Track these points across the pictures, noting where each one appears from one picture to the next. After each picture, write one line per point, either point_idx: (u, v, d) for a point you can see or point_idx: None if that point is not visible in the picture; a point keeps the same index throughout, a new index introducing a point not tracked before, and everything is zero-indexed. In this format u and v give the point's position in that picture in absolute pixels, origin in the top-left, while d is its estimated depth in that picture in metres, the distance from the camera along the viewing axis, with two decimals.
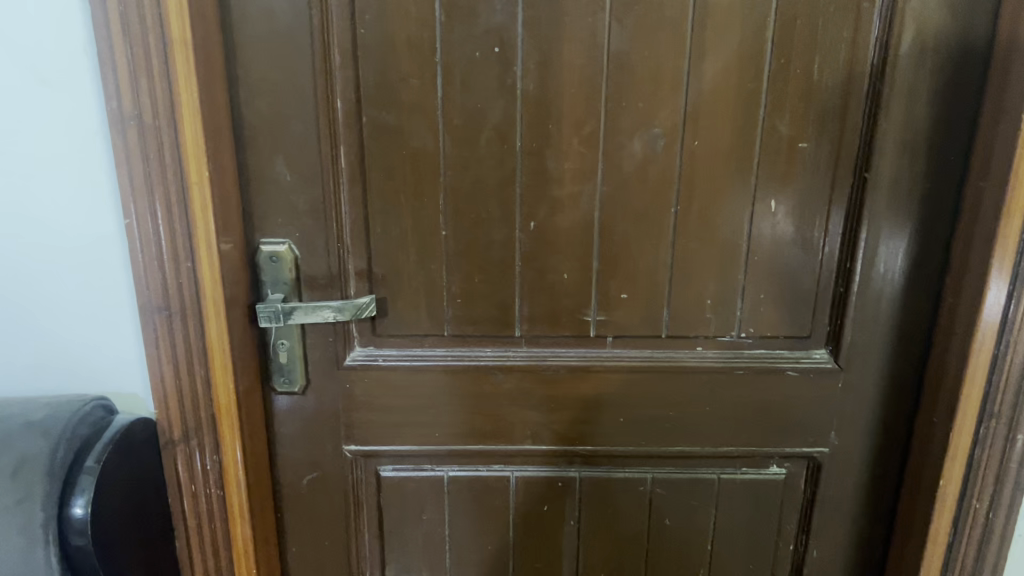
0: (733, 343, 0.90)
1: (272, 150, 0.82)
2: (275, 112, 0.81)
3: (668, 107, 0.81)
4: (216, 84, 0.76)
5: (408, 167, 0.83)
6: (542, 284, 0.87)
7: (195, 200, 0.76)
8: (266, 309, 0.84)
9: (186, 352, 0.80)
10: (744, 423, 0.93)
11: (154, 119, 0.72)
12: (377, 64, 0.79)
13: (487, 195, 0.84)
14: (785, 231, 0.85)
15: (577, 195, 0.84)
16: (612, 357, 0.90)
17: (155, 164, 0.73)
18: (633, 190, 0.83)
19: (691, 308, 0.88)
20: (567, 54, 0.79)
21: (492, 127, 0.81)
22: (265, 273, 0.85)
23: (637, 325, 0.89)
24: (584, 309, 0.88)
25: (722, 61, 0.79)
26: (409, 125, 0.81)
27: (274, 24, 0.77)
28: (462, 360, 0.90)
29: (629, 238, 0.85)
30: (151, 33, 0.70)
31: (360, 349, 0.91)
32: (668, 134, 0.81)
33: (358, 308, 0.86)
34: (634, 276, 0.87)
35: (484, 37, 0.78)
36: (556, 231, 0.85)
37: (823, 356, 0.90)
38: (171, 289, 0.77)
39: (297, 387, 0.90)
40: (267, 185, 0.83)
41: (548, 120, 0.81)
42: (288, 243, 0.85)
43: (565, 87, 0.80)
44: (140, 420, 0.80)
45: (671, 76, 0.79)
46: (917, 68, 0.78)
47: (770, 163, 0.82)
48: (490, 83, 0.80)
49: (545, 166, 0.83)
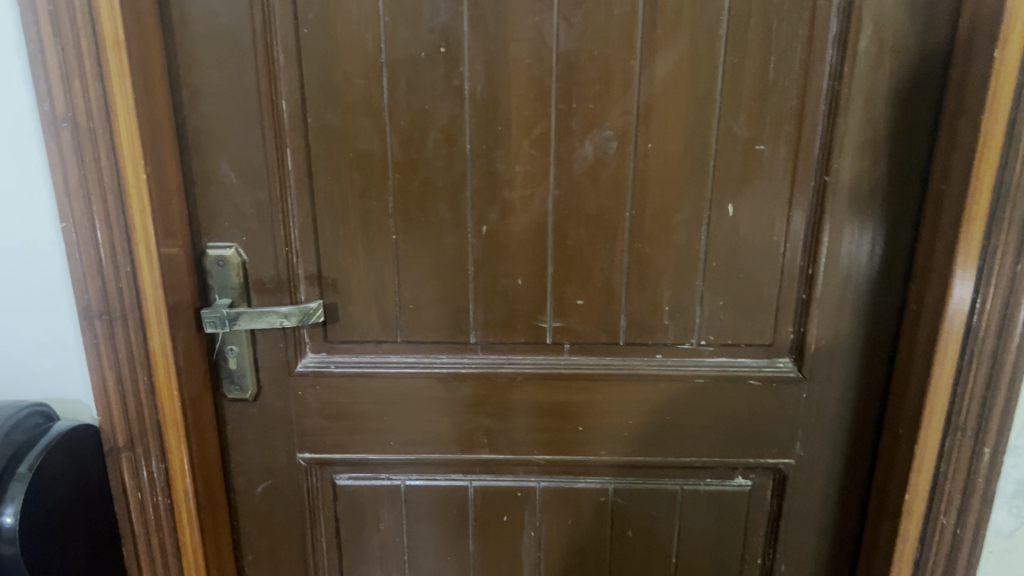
0: (692, 350, 0.87)
1: (216, 151, 0.80)
2: (219, 113, 0.79)
3: (620, 109, 0.78)
4: (155, 84, 0.75)
5: (355, 169, 0.81)
6: (496, 289, 0.85)
7: (134, 203, 0.74)
8: (211, 313, 0.82)
9: (128, 357, 0.79)
10: (707, 433, 0.90)
11: (89, 121, 0.71)
12: (320, 66, 0.78)
13: (435, 198, 0.82)
14: (745, 235, 0.82)
15: (528, 199, 0.82)
16: (568, 365, 0.88)
17: (91, 167, 0.72)
18: (587, 193, 0.81)
19: (649, 315, 0.85)
20: (514, 53, 0.76)
21: (440, 130, 0.79)
22: (212, 277, 0.84)
23: (593, 333, 0.87)
24: (540, 315, 0.86)
25: (674, 60, 0.76)
26: (356, 127, 0.80)
27: (217, 25, 0.76)
28: (416, 368, 0.88)
29: (582, 243, 0.83)
30: (83, 33, 0.69)
31: (313, 356, 0.89)
32: (621, 136, 0.79)
33: (305, 313, 0.84)
34: (590, 281, 0.84)
35: (428, 36, 0.76)
36: (508, 235, 0.83)
37: (786, 364, 0.87)
38: (111, 294, 0.76)
39: (248, 395, 0.89)
40: (212, 187, 0.82)
41: (497, 121, 0.79)
42: (234, 246, 0.84)
43: (514, 88, 0.78)
44: (77, 428, 0.79)
45: (623, 76, 0.77)
46: (876, 67, 0.76)
47: (725, 166, 0.80)
48: (436, 83, 0.78)
49: (495, 169, 0.81)
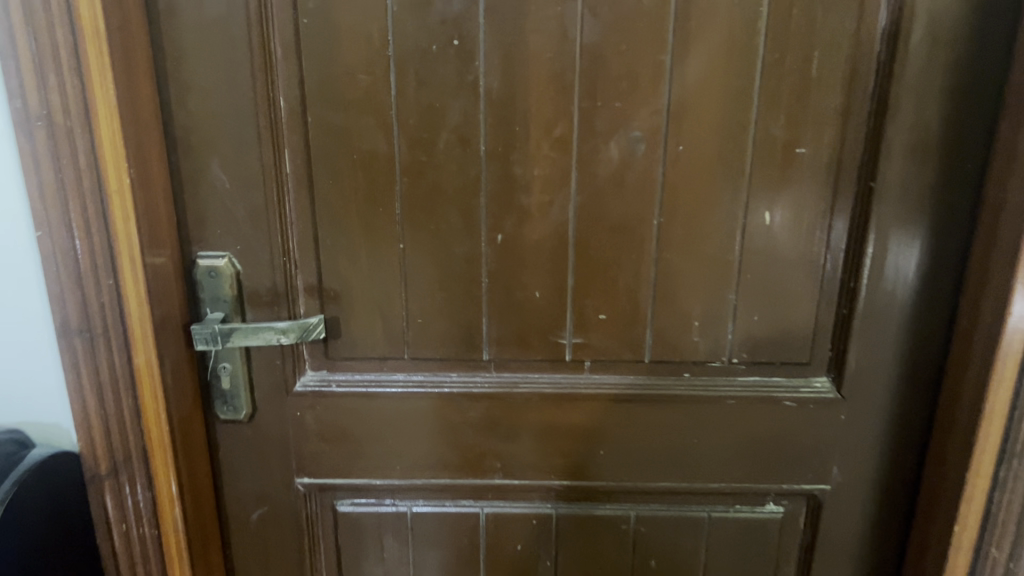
0: (723, 369, 0.81)
1: (207, 153, 0.74)
2: (210, 111, 0.72)
3: (648, 107, 0.71)
4: (139, 79, 0.68)
5: (358, 173, 0.75)
6: (511, 303, 0.79)
7: (116, 210, 0.68)
8: (202, 330, 0.75)
9: (111, 378, 0.72)
10: (737, 458, 0.84)
11: (66, 120, 0.64)
12: (321, 60, 0.71)
13: (446, 204, 0.75)
14: (783, 245, 0.76)
15: (547, 205, 0.75)
16: (589, 385, 0.81)
17: (68, 170, 0.65)
18: (611, 199, 0.74)
19: (676, 331, 0.79)
20: (534, 47, 0.70)
21: (452, 130, 0.73)
22: (203, 289, 0.78)
23: (616, 350, 0.80)
24: (559, 331, 0.80)
25: (709, 54, 0.70)
26: (360, 126, 0.73)
27: (208, 14, 0.69)
28: (424, 387, 0.82)
29: (606, 253, 0.76)
30: (58, 22, 0.62)
31: (313, 374, 0.82)
32: (649, 138, 0.72)
33: (305, 329, 0.78)
34: (613, 294, 0.78)
35: (440, 28, 0.69)
36: (524, 245, 0.77)
37: (823, 384, 0.81)
38: (92, 309, 0.70)
39: (242, 415, 0.82)
40: (203, 192, 0.75)
41: (514, 121, 0.72)
42: (227, 256, 0.77)
43: (533, 85, 0.71)
44: (54, 456, 0.72)
45: (652, 73, 0.70)
46: (930, 63, 0.69)
47: (762, 171, 0.73)
48: (448, 79, 0.71)
49: (511, 173, 0.74)
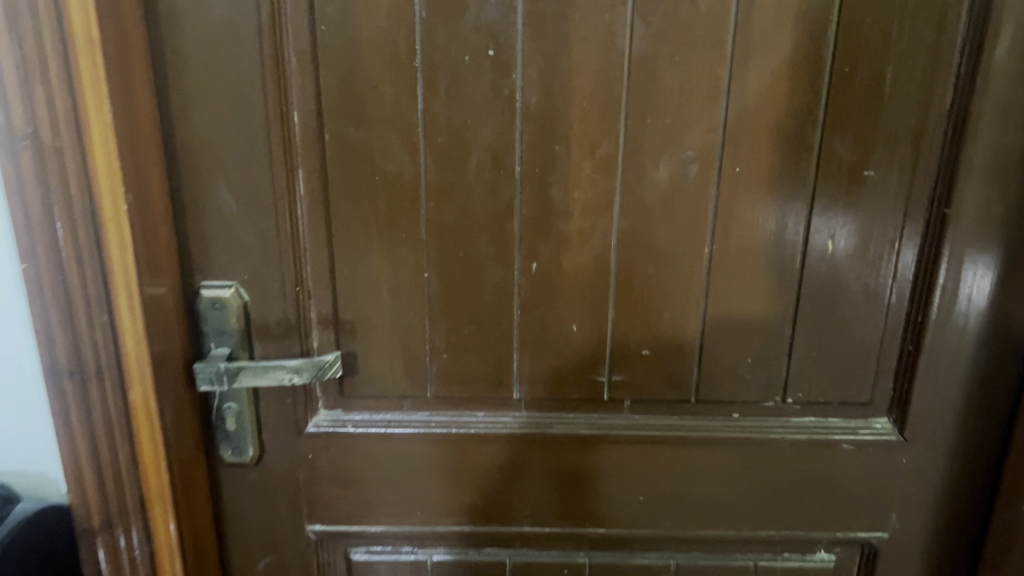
0: (776, 409, 0.74)
1: (212, 173, 0.66)
2: (217, 127, 0.65)
3: (703, 126, 0.65)
4: (137, 93, 0.61)
5: (380, 195, 0.67)
6: (545, 338, 0.72)
7: (111, 238, 0.61)
8: (205, 369, 0.69)
9: (104, 419, 0.65)
10: (788, 504, 0.77)
11: (55, 139, 0.57)
12: (340, 71, 0.64)
13: (477, 230, 0.68)
14: (845, 276, 0.69)
15: (588, 231, 0.68)
16: (629, 426, 0.75)
17: (57, 195, 0.58)
18: (658, 225, 0.68)
19: (726, 368, 0.72)
20: (578, 58, 0.63)
21: (485, 149, 0.66)
22: (207, 322, 0.70)
23: (659, 388, 0.73)
24: (598, 368, 0.73)
25: (771, 68, 0.63)
26: (383, 145, 0.66)
27: (214, 20, 0.62)
28: (449, 428, 0.75)
29: (651, 284, 0.70)
30: (45, 28, 0.55)
31: (326, 414, 0.75)
32: (702, 159, 0.66)
33: (319, 367, 0.70)
34: (658, 329, 0.71)
35: (474, 37, 0.62)
36: (562, 274, 0.70)
37: (884, 426, 0.74)
38: (84, 347, 0.63)
39: (249, 459, 0.75)
40: (208, 216, 0.68)
41: (554, 140, 0.65)
42: (234, 286, 0.70)
43: (576, 101, 0.64)
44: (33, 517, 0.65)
45: (707, 87, 0.63)
46: (1015, 79, 0.62)
47: (826, 196, 0.66)
48: (482, 94, 0.64)
49: (549, 196, 0.67)
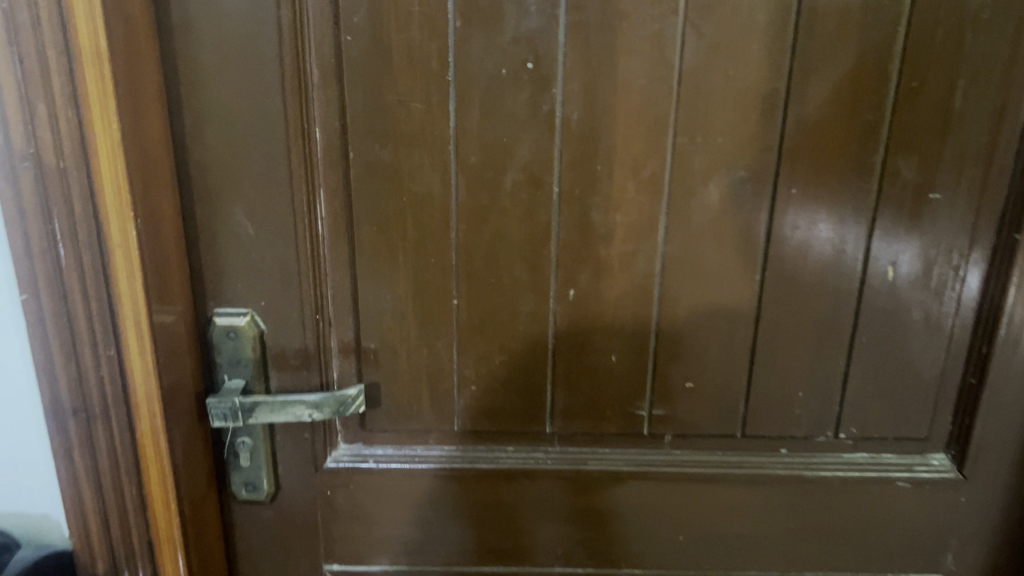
0: (827, 444, 0.69)
1: (227, 193, 0.62)
2: (232, 145, 0.60)
3: (757, 144, 0.60)
4: (148, 109, 0.56)
5: (408, 217, 0.63)
6: (582, 369, 0.67)
7: (119, 267, 0.56)
8: (219, 405, 0.64)
9: (111, 461, 0.60)
10: (837, 543, 0.72)
11: (58, 161, 0.52)
12: (367, 85, 0.59)
13: (511, 254, 0.64)
14: (905, 304, 0.64)
15: (630, 256, 0.64)
16: (670, 462, 0.70)
17: (62, 221, 0.54)
18: (706, 250, 0.63)
19: (775, 401, 0.68)
20: (624, 71, 0.58)
21: (521, 168, 0.61)
22: (220, 353, 0.66)
23: (703, 422, 0.69)
24: (638, 402, 0.68)
25: (832, 83, 0.58)
26: (411, 164, 0.61)
27: (231, 30, 0.57)
28: (478, 464, 0.70)
29: (696, 312, 0.65)
30: (49, 40, 0.50)
31: (346, 448, 0.71)
32: (755, 179, 0.61)
33: (341, 403, 0.66)
34: (704, 359, 0.66)
35: (512, 48, 0.58)
36: (601, 301, 0.65)
37: (943, 462, 0.69)
38: (90, 384, 0.58)
39: (263, 497, 0.70)
40: (222, 239, 0.63)
41: (596, 159, 0.61)
42: (250, 313, 0.65)
43: (620, 117, 0.60)
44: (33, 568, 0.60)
45: (762, 103, 0.59)
46: None
47: (887, 220, 0.62)
48: (519, 109, 0.59)
49: (590, 219, 0.62)
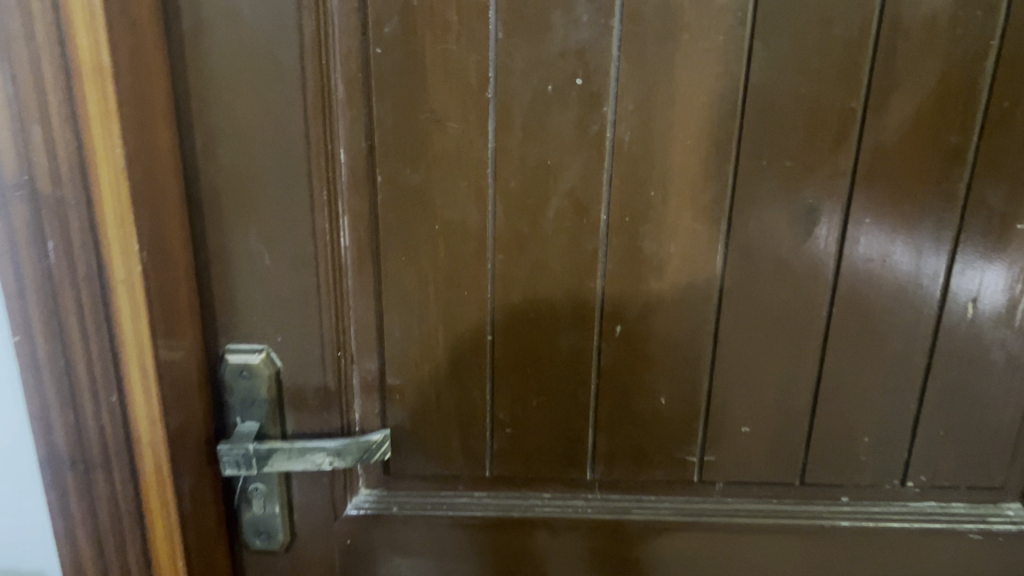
0: (893, 493, 0.63)
1: (240, 220, 0.56)
2: (248, 167, 0.54)
3: (828, 169, 0.54)
4: (157, 128, 0.50)
5: (440, 246, 0.57)
6: (627, 411, 0.61)
7: (123, 306, 0.50)
8: (230, 452, 0.58)
9: (112, 514, 0.55)
10: None
11: (55, 187, 0.47)
12: (399, 102, 0.54)
13: (552, 287, 0.58)
14: (985, 343, 0.59)
15: (684, 290, 0.58)
16: (720, 511, 0.64)
17: (59, 255, 0.48)
18: (768, 285, 0.57)
19: (838, 447, 0.62)
20: (684, 88, 0.53)
21: (566, 194, 0.55)
22: (233, 393, 0.60)
23: (757, 469, 0.63)
24: (687, 447, 0.62)
25: (914, 102, 0.52)
26: (445, 188, 0.56)
27: (247, 40, 0.51)
28: (511, 512, 0.64)
29: (755, 351, 0.59)
30: (44, 54, 0.44)
31: (367, 493, 0.65)
32: (824, 207, 0.55)
33: (365, 449, 0.60)
34: (761, 402, 0.61)
35: (559, 62, 0.52)
36: (650, 339, 0.59)
37: (1019, 513, 0.64)
38: (89, 432, 0.52)
39: (277, 546, 0.64)
40: (235, 270, 0.57)
41: (649, 184, 0.55)
42: (265, 350, 0.59)
43: (677, 138, 0.54)
44: None
45: (836, 124, 0.53)
46: None
47: (968, 252, 0.56)
48: (566, 129, 0.54)
49: (640, 249, 0.57)
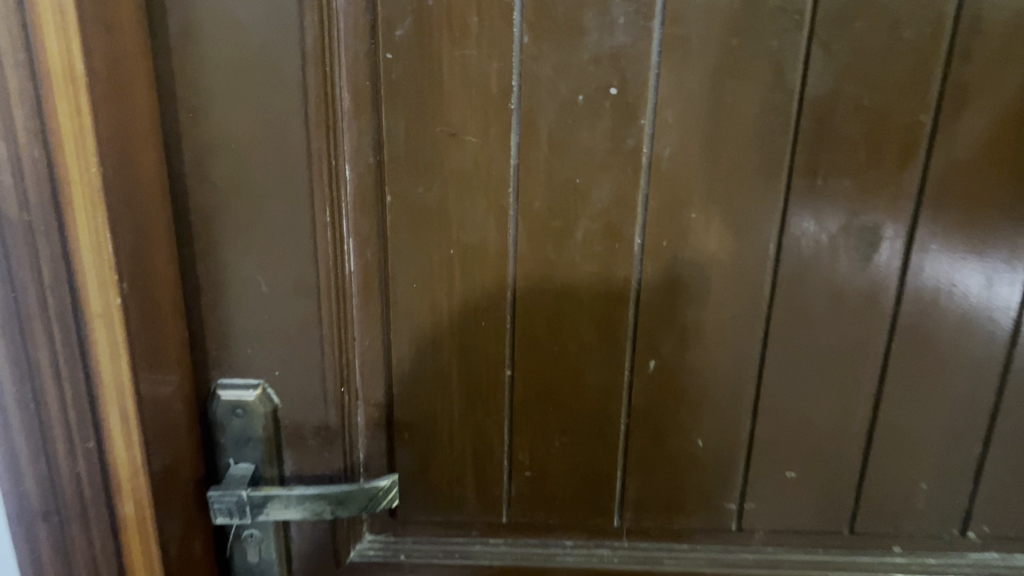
0: (952, 544, 0.58)
1: (233, 243, 0.50)
2: (242, 185, 0.48)
3: (890, 191, 0.48)
4: (140, 141, 0.45)
5: (455, 273, 0.52)
6: (659, 454, 0.56)
7: (100, 341, 0.45)
8: (221, 499, 0.52)
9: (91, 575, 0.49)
10: None
11: (22, 212, 0.41)
12: (412, 113, 0.48)
13: (580, 318, 0.52)
14: None
15: (726, 322, 0.52)
16: (762, 562, 0.58)
17: (27, 285, 0.42)
18: (820, 318, 0.52)
19: (892, 494, 0.56)
20: (731, 99, 0.47)
21: (597, 215, 0.50)
22: (225, 432, 0.54)
23: (802, 516, 0.57)
24: (725, 494, 0.57)
25: (990, 116, 0.47)
26: (462, 209, 0.50)
27: (242, 44, 0.45)
28: (530, 561, 0.59)
29: (804, 389, 0.53)
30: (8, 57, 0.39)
31: (372, 539, 0.59)
32: (885, 232, 0.49)
33: (370, 497, 0.54)
34: (808, 444, 0.55)
35: (592, 70, 0.47)
36: (688, 375, 0.54)
37: None
38: (64, 483, 0.46)
39: None
40: (228, 299, 0.51)
41: (689, 205, 0.49)
42: (262, 386, 0.54)
43: (723, 155, 0.48)
44: None
45: (901, 140, 0.47)
46: None
47: None
48: (598, 144, 0.48)
49: (678, 277, 0.51)
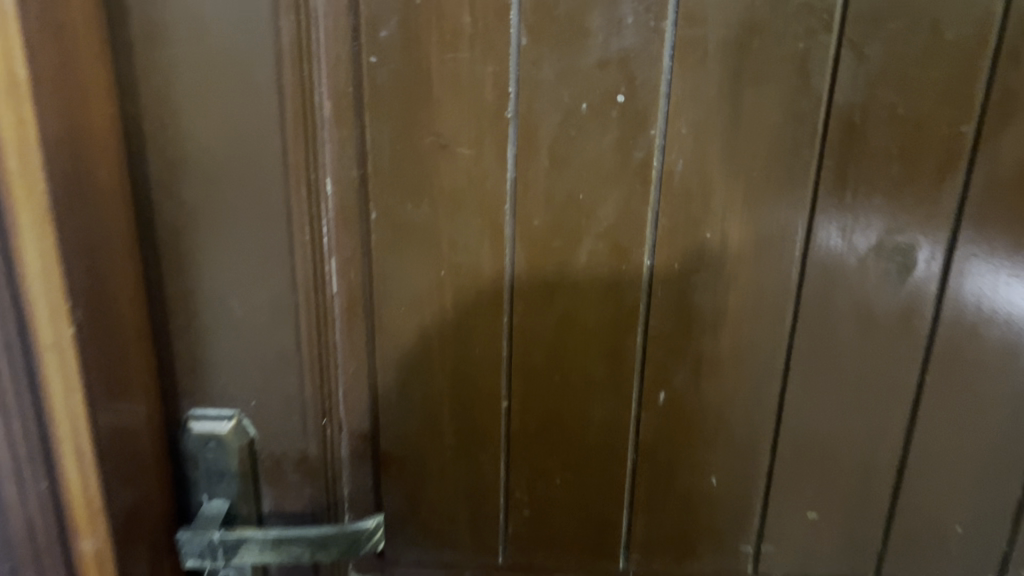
0: None
1: (204, 264, 0.45)
2: (213, 200, 0.43)
3: (925, 209, 0.44)
4: (97, 151, 0.40)
5: (447, 296, 0.47)
6: (669, 492, 0.51)
7: (53, 373, 0.39)
8: (191, 540, 0.47)
9: None
10: None
11: None
12: (398, 122, 0.44)
13: (583, 345, 0.48)
14: None
15: (742, 351, 0.48)
16: None
17: None
18: (846, 346, 0.47)
19: (923, 538, 0.51)
20: (750, 108, 0.42)
21: (602, 234, 0.45)
22: (196, 467, 0.49)
23: (824, 559, 0.53)
24: (740, 535, 0.52)
25: None
26: (454, 226, 0.46)
27: (211, 44, 0.41)
28: None
29: (827, 424, 0.49)
30: None
31: None
32: (918, 254, 0.45)
33: (352, 538, 0.50)
34: (832, 482, 0.50)
35: (597, 76, 0.42)
36: (701, 407, 0.49)
37: None
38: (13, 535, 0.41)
39: None
40: (199, 325, 0.46)
41: (704, 224, 0.45)
42: (236, 416, 0.48)
43: (741, 170, 0.44)
44: None
45: (938, 154, 0.43)
46: None
47: None
48: (603, 157, 0.44)
49: (691, 301, 0.47)
